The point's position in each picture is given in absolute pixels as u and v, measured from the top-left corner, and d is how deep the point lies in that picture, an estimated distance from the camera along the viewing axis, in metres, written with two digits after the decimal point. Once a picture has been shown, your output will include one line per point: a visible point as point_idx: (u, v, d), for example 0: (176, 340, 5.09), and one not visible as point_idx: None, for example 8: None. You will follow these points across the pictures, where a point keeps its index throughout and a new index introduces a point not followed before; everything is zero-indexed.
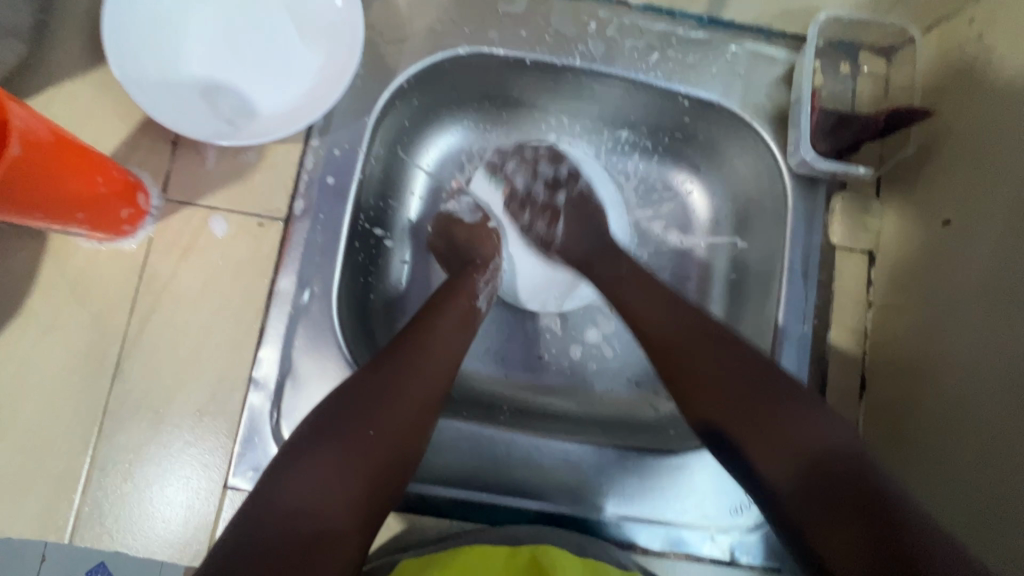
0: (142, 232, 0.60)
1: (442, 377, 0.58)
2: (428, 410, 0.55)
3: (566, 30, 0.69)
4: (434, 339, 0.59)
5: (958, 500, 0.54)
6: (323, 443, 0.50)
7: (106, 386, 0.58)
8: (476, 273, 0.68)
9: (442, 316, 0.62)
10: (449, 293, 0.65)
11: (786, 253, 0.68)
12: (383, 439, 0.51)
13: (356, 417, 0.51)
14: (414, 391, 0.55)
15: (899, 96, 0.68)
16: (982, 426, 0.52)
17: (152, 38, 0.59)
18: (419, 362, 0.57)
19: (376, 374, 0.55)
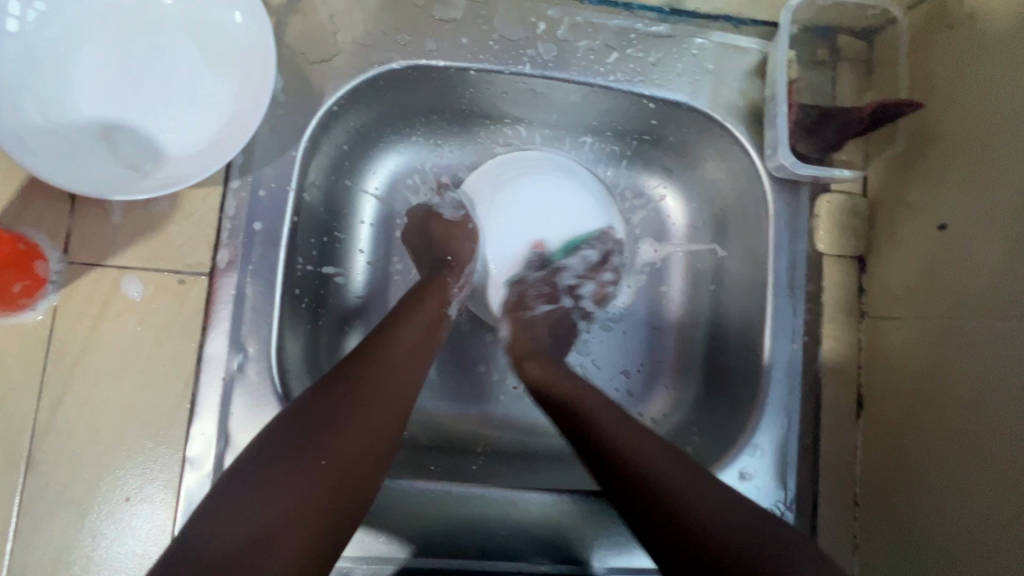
0: (44, 303, 0.53)
1: (408, 390, 0.52)
2: (391, 426, 0.49)
3: (512, 33, 0.61)
4: (397, 348, 0.53)
5: (971, 505, 0.49)
6: (265, 462, 0.43)
7: (19, 481, 0.51)
8: (449, 276, 0.63)
9: (407, 323, 0.56)
10: (417, 295, 0.59)
11: (770, 265, 0.62)
12: (338, 464, 0.44)
13: (306, 437, 0.45)
14: (374, 404, 0.49)
15: (882, 85, 0.62)
16: (994, 444, 0.47)
17: (28, 77, 0.50)
18: (381, 376, 0.51)
19: (332, 391, 0.48)
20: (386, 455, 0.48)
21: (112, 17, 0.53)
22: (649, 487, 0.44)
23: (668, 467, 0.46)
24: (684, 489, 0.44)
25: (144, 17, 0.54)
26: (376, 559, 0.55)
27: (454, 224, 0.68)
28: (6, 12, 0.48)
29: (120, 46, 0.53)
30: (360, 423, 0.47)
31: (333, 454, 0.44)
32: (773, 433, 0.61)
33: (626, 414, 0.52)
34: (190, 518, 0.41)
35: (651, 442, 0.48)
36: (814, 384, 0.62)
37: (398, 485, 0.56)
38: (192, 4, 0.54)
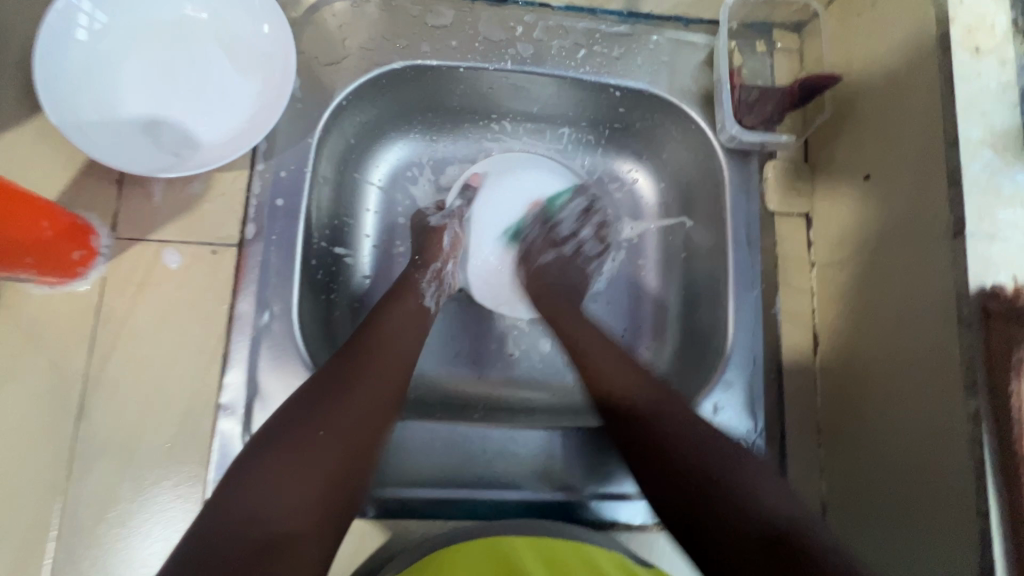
0: (94, 272, 0.61)
1: (401, 372, 0.58)
2: (386, 405, 0.55)
3: (495, 36, 0.72)
4: (389, 335, 0.60)
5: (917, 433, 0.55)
6: (277, 440, 0.49)
7: (72, 428, 0.58)
8: (415, 273, 0.68)
9: (395, 313, 0.63)
10: (400, 291, 0.66)
11: (728, 224, 0.71)
12: (337, 436, 0.50)
13: (309, 416, 0.51)
14: (371, 385, 0.55)
15: (812, 67, 0.73)
16: (925, 366, 0.54)
17: (87, 80, 0.59)
18: (374, 361, 0.57)
19: (331, 375, 0.55)
20: (382, 431, 0.54)
21: (156, 29, 0.63)
22: (707, 463, 0.51)
23: (708, 449, 0.52)
24: (709, 465, 0.50)
25: (183, 30, 0.64)
26: (389, 491, 0.61)
27: (433, 229, 0.72)
28: (75, 23, 0.59)
29: (162, 54, 0.63)
30: (356, 395, 0.53)
31: (332, 427, 0.51)
32: (741, 370, 0.68)
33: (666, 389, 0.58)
34: (220, 493, 0.47)
35: (679, 417, 0.55)
36: (774, 326, 0.70)
37: (408, 426, 0.63)
38: (224, 18, 0.64)
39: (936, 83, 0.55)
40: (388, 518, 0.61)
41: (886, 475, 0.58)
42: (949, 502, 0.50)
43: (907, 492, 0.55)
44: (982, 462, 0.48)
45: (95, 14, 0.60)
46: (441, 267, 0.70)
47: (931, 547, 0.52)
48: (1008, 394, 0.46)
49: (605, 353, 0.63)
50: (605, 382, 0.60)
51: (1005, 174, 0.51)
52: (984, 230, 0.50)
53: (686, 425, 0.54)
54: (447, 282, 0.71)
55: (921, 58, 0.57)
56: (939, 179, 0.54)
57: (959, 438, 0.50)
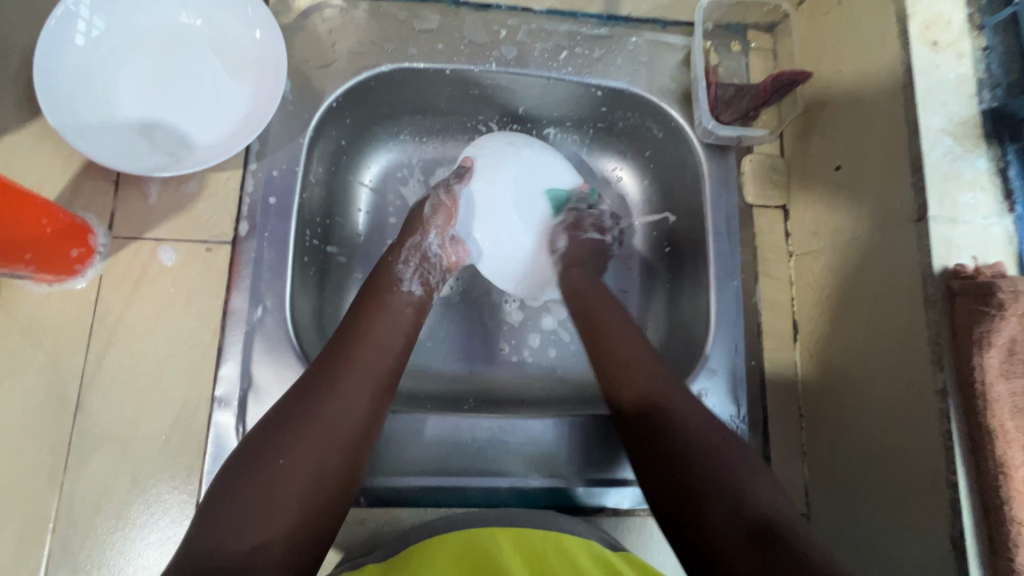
0: (91, 271, 0.62)
1: (375, 390, 0.55)
2: (355, 427, 0.51)
3: (480, 39, 0.74)
4: (364, 348, 0.57)
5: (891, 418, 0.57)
6: (235, 473, 0.46)
7: (69, 422, 0.59)
8: (391, 255, 0.68)
9: (371, 325, 0.59)
10: (376, 299, 0.63)
11: (708, 217, 0.74)
12: (297, 464, 0.47)
13: (269, 445, 0.48)
14: (339, 404, 0.51)
15: (786, 66, 0.76)
16: (897, 351, 0.56)
17: (85, 84, 0.61)
18: (345, 378, 0.53)
19: (299, 396, 0.52)
20: (352, 457, 0.50)
21: (152, 35, 0.65)
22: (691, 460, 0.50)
23: (736, 463, 0.48)
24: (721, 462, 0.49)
25: (178, 35, 0.66)
26: (381, 480, 0.63)
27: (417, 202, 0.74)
28: (74, 29, 0.61)
29: (156, 59, 0.65)
30: (338, 401, 0.51)
31: (293, 454, 0.47)
32: (724, 357, 0.70)
33: (680, 388, 0.56)
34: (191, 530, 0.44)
35: (696, 412, 0.53)
36: (754, 314, 0.72)
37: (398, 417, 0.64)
38: (218, 24, 0.67)
39: (898, 76, 0.58)
40: (381, 505, 0.63)
41: (861, 454, 0.60)
42: (926, 483, 0.51)
43: (882, 469, 0.57)
44: (950, 435, 0.49)
45: (93, 20, 0.62)
46: (421, 243, 0.70)
47: (904, 520, 0.54)
48: (972, 367, 0.48)
49: (628, 342, 0.61)
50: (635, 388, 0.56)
51: (965, 160, 0.54)
52: (947, 213, 0.53)
53: (696, 419, 0.53)
54: (432, 261, 0.70)
55: (884, 53, 0.60)
56: (903, 166, 0.56)
57: (928, 411, 0.52)
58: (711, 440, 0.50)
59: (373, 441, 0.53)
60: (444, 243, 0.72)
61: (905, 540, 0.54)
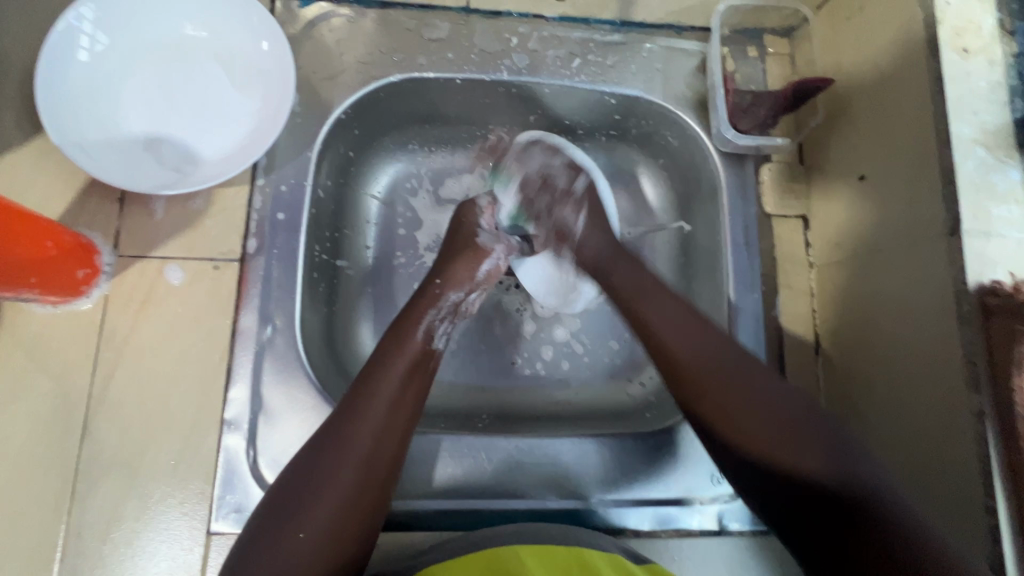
0: (97, 291, 0.61)
1: (388, 447, 0.53)
2: (365, 496, 0.50)
3: (490, 47, 0.73)
4: (375, 403, 0.53)
5: (924, 448, 0.55)
6: (253, 546, 0.47)
7: (76, 447, 0.58)
8: (424, 307, 0.63)
9: (387, 373, 0.56)
10: (393, 340, 0.59)
11: (727, 227, 0.72)
12: (314, 536, 0.47)
13: (284, 516, 0.48)
14: (352, 468, 0.50)
15: (804, 72, 0.74)
16: (927, 375, 0.54)
17: (89, 100, 0.60)
18: (358, 438, 0.51)
19: (311, 459, 0.50)
20: (366, 516, 0.50)
21: (157, 49, 0.64)
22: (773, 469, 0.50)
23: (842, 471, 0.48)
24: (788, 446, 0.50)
25: (183, 49, 0.64)
26: (395, 503, 0.61)
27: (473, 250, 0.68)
28: (76, 45, 0.59)
29: (161, 73, 0.64)
30: (344, 473, 0.50)
31: (309, 525, 0.47)
32: None
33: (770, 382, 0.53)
34: None
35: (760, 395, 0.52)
36: (775, 327, 0.70)
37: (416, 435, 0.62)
38: (223, 37, 0.65)
39: (925, 84, 0.56)
40: (395, 529, 0.62)
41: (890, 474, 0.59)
42: (960, 512, 0.50)
43: (915, 492, 0.55)
44: (989, 459, 0.48)
45: (96, 35, 0.60)
46: (459, 297, 0.66)
47: None
48: (1010, 388, 0.47)
49: (700, 357, 0.55)
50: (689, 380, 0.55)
51: (998, 171, 0.52)
52: (979, 227, 0.51)
53: (750, 402, 0.52)
54: (461, 309, 0.68)
55: (910, 59, 0.58)
56: (933, 178, 0.54)
57: (964, 433, 0.50)
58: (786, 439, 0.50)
59: (388, 493, 0.53)
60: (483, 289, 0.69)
61: None
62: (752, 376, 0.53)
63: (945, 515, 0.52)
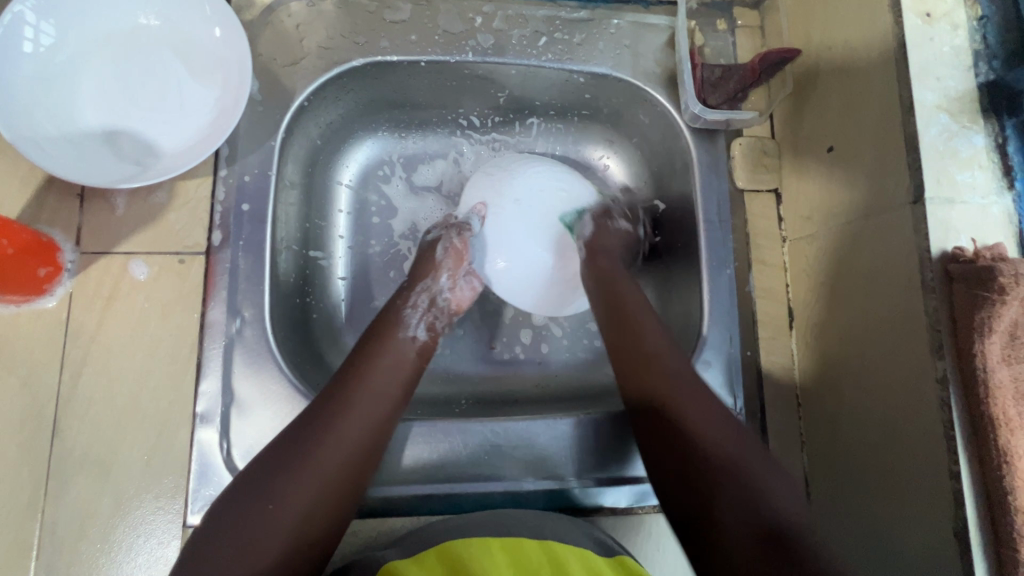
0: (60, 289, 0.60)
1: (369, 435, 0.55)
2: (347, 471, 0.53)
3: (454, 28, 0.71)
4: (357, 393, 0.57)
5: (886, 412, 0.56)
6: (227, 510, 0.48)
7: (47, 446, 0.58)
8: (402, 301, 0.67)
9: (369, 369, 0.59)
10: (375, 339, 0.62)
11: (699, 203, 0.71)
12: (285, 509, 0.48)
13: (260, 488, 0.49)
14: (335, 444, 0.53)
15: (774, 43, 0.73)
16: (892, 338, 0.55)
17: (39, 94, 0.58)
18: (341, 425, 0.54)
19: (292, 440, 0.52)
20: (342, 498, 0.52)
21: (109, 40, 0.62)
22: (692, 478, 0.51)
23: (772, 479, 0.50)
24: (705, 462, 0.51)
25: (135, 39, 0.63)
26: (372, 491, 0.62)
27: (428, 244, 0.73)
28: (20, 37, 0.57)
29: (114, 64, 0.62)
30: (330, 446, 0.52)
31: (282, 500, 0.49)
32: (719, 348, 0.68)
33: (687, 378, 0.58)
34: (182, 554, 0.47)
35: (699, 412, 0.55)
36: (748, 303, 0.70)
37: (389, 461, 0.62)
38: (177, 25, 0.64)
39: (890, 50, 0.55)
40: (374, 515, 0.62)
41: (860, 444, 0.59)
42: (922, 476, 0.51)
43: (883, 460, 0.56)
44: (952, 425, 0.48)
45: (41, 26, 0.59)
46: (435, 288, 0.69)
47: (907, 509, 0.53)
48: (973, 353, 0.47)
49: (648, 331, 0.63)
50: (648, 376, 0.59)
51: (961, 137, 0.52)
52: (943, 194, 0.51)
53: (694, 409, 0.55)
54: (440, 302, 0.70)
55: (876, 26, 0.57)
56: (898, 146, 0.54)
57: (929, 400, 0.50)
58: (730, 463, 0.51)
59: (366, 481, 0.55)
60: (455, 284, 0.71)
61: (907, 532, 0.53)
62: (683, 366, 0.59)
63: (908, 476, 0.52)
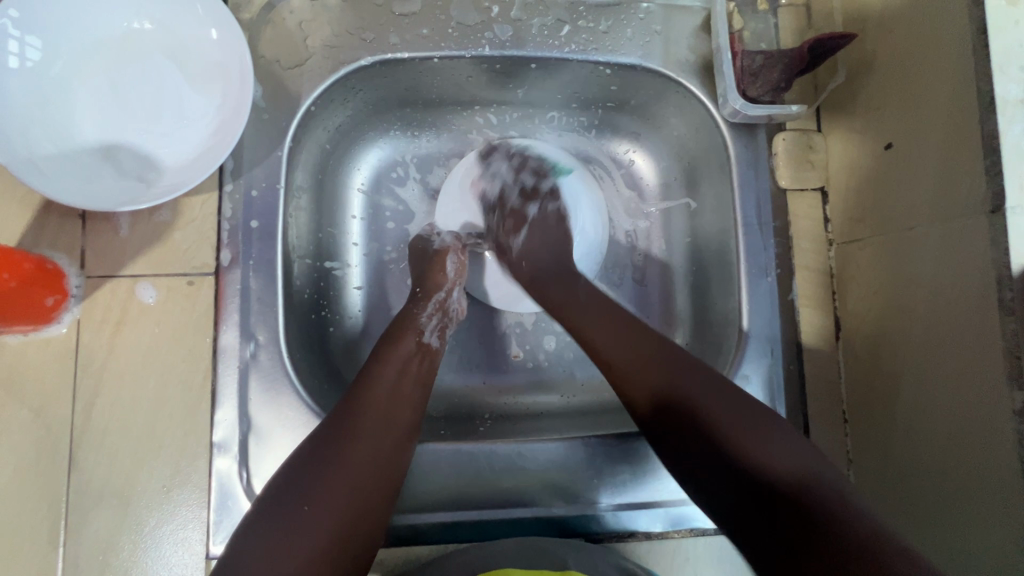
0: (68, 316, 0.58)
1: (392, 433, 0.54)
2: (378, 470, 0.51)
3: (468, 19, 0.65)
4: (375, 392, 0.55)
5: (950, 433, 0.51)
6: (261, 520, 0.46)
7: (63, 477, 0.56)
8: (417, 307, 0.65)
9: (386, 364, 0.58)
10: (391, 340, 0.60)
11: (738, 205, 0.65)
12: (320, 508, 0.47)
13: (297, 489, 0.48)
14: (364, 445, 0.51)
15: (822, 24, 0.66)
16: (957, 349, 0.50)
17: (33, 110, 0.55)
18: (366, 423, 0.53)
19: (323, 442, 0.51)
20: (377, 498, 0.50)
21: (102, 47, 0.58)
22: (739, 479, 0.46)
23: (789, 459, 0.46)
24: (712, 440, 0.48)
25: (128, 46, 0.58)
26: (398, 518, 0.60)
27: (436, 254, 0.69)
28: (6, 51, 0.53)
29: (109, 74, 0.58)
30: (359, 447, 0.51)
31: (317, 501, 0.47)
32: (758, 363, 0.64)
33: (726, 400, 0.50)
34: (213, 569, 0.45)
35: (707, 397, 0.50)
36: (792, 313, 0.65)
37: (414, 487, 0.60)
38: (171, 28, 0.59)
39: (967, 36, 0.48)
40: (400, 543, 0.60)
41: (917, 465, 0.55)
42: (997, 507, 0.46)
43: (942, 484, 0.52)
44: None
45: (27, 38, 0.54)
46: (446, 296, 0.67)
47: (971, 535, 0.49)
48: None
49: (610, 330, 0.57)
50: (636, 388, 0.53)
51: None
52: None
53: (698, 385, 0.51)
54: (451, 310, 0.67)
55: (951, 7, 0.50)
56: (974, 148, 0.48)
57: (1004, 429, 0.46)
58: (799, 475, 0.45)
59: (399, 480, 0.53)
60: (461, 295, 0.69)
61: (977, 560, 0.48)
62: (657, 366, 0.53)
63: (978, 499, 0.48)
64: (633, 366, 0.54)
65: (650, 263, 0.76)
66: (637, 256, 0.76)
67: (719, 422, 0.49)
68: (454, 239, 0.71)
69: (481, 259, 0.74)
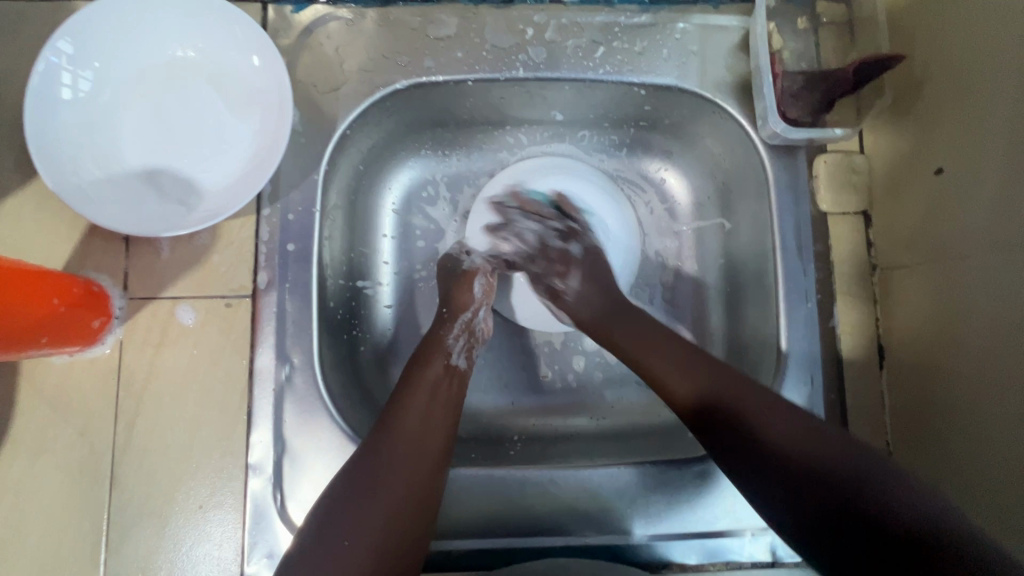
0: (111, 337, 0.59)
1: (426, 458, 0.53)
2: (411, 496, 0.51)
3: (503, 41, 0.65)
4: (407, 419, 0.55)
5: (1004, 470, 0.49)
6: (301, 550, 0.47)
7: (105, 495, 0.58)
8: (442, 329, 0.65)
9: (416, 390, 0.58)
10: (419, 364, 0.61)
11: (776, 229, 0.64)
12: (356, 537, 0.47)
13: (334, 517, 0.48)
14: (396, 472, 0.51)
15: (866, 43, 0.64)
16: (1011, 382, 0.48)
17: (83, 138, 0.57)
18: (399, 449, 0.53)
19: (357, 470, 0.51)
20: (413, 524, 0.50)
21: (147, 75, 0.59)
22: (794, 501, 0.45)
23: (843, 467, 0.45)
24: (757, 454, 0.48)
25: (171, 73, 0.60)
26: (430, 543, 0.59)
27: (465, 274, 0.69)
28: (59, 84, 0.55)
29: (152, 100, 0.59)
30: (390, 475, 0.51)
31: (356, 534, 0.47)
32: (797, 391, 0.62)
33: (777, 415, 0.49)
34: None
35: (751, 406, 0.50)
36: (832, 339, 0.63)
37: (446, 512, 0.60)
38: (213, 56, 0.60)
39: None
40: (431, 568, 0.60)
41: (967, 499, 0.53)
42: None
43: (987, 521, 0.50)
44: None
45: (78, 71, 0.56)
46: (472, 317, 0.67)
47: None
48: None
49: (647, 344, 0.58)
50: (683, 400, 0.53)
51: None
52: None
53: (729, 389, 0.51)
54: (478, 331, 0.67)
55: (1009, 31, 0.48)
56: None
57: None
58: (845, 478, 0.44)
59: (433, 506, 0.53)
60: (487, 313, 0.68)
61: None
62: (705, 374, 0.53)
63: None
64: (683, 375, 0.54)
65: (683, 283, 0.74)
66: (670, 275, 0.75)
67: (758, 430, 0.48)
68: (486, 261, 0.71)
69: (513, 281, 0.73)
